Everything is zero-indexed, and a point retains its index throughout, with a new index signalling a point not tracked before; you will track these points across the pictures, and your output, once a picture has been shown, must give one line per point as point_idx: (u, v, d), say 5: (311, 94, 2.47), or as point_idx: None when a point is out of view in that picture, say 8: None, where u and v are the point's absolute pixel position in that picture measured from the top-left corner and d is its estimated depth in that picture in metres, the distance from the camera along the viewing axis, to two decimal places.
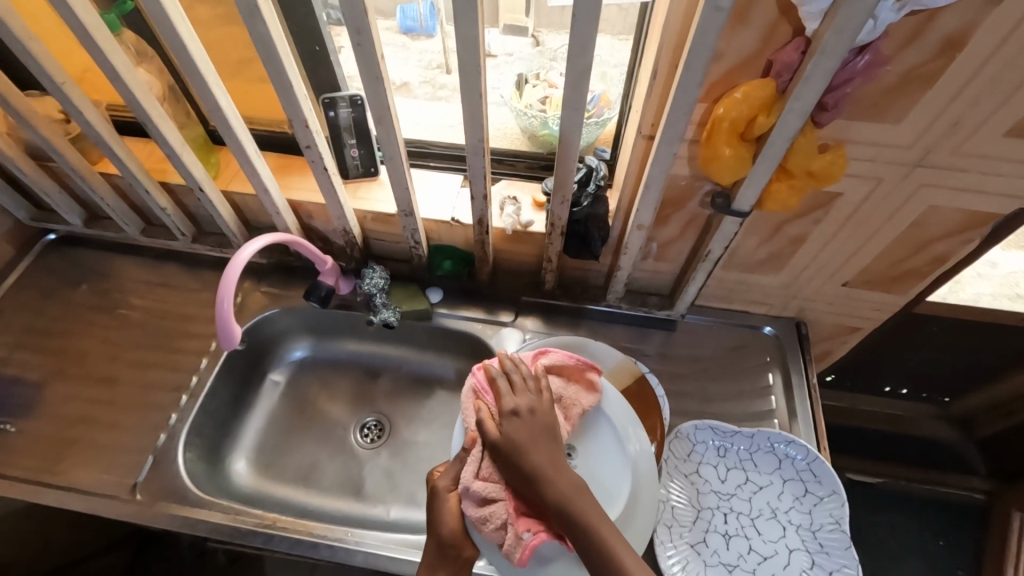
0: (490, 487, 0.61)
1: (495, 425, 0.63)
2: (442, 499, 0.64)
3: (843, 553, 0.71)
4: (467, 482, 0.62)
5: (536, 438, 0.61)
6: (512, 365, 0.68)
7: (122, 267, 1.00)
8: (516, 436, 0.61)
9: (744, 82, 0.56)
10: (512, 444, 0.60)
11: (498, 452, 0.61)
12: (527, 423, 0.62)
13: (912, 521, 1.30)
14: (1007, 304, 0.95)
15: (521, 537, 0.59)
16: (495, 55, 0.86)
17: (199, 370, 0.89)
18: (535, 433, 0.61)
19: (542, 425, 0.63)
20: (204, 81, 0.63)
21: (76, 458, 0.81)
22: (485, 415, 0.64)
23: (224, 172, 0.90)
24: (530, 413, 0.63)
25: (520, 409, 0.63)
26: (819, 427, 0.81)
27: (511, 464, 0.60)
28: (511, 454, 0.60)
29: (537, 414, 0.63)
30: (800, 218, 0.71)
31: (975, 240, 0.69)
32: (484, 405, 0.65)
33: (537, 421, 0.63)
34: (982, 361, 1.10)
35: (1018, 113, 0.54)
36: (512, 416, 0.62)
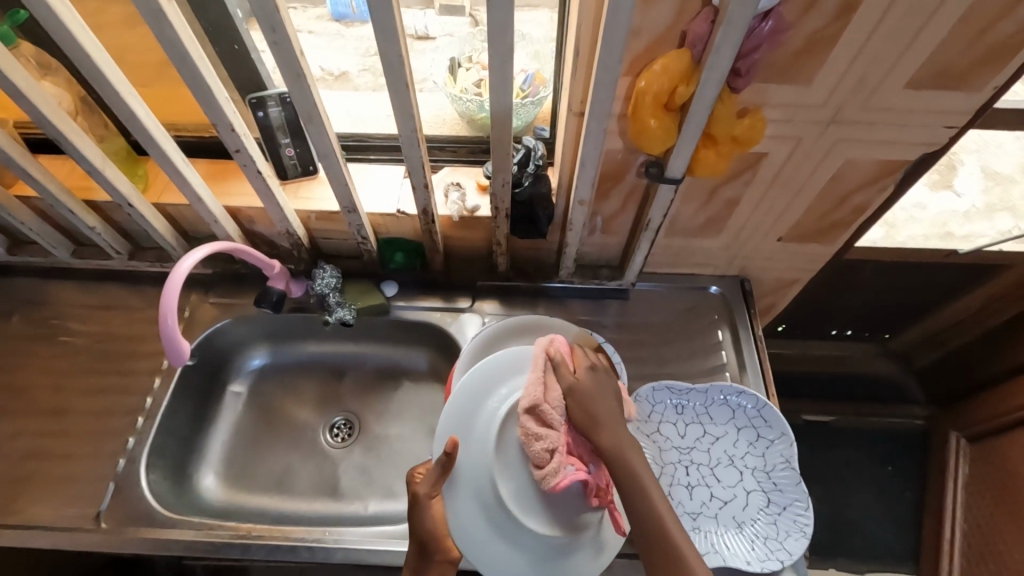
0: (555, 413, 0.65)
1: (570, 371, 0.67)
2: (424, 506, 0.68)
3: (794, 488, 0.76)
4: (536, 396, 0.66)
5: (605, 392, 0.67)
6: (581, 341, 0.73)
7: (55, 292, 0.94)
8: (591, 386, 0.67)
9: (663, 54, 0.58)
10: (585, 389, 0.66)
11: (570, 394, 0.66)
12: (599, 379, 0.68)
13: (865, 452, 1.40)
14: (938, 243, 0.99)
15: (565, 468, 0.64)
16: (434, 38, 0.86)
17: (153, 392, 0.86)
18: (605, 387, 0.67)
19: (612, 388, 0.68)
20: (115, 92, 0.60)
21: (34, 493, 0.78)
22: (563, 361, 0.67)
23: (154, 184, 0.86)
24: (603, 372, 0.69)
25: (595, 368, 0.68)
26: (766, 375, 0.86)
27: (580, 405, 0.65)
28: (581, 394, 0.66)
29: (609, 378, 0.69)
30: (732, 181, 0.74)
31: (889, 187, 0.74)
32: (562, 355, 0.69)
33: (607, 380, 0.68)
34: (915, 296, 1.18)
35: (914, 66, 0.58)
36: (589, 371, 0.68)
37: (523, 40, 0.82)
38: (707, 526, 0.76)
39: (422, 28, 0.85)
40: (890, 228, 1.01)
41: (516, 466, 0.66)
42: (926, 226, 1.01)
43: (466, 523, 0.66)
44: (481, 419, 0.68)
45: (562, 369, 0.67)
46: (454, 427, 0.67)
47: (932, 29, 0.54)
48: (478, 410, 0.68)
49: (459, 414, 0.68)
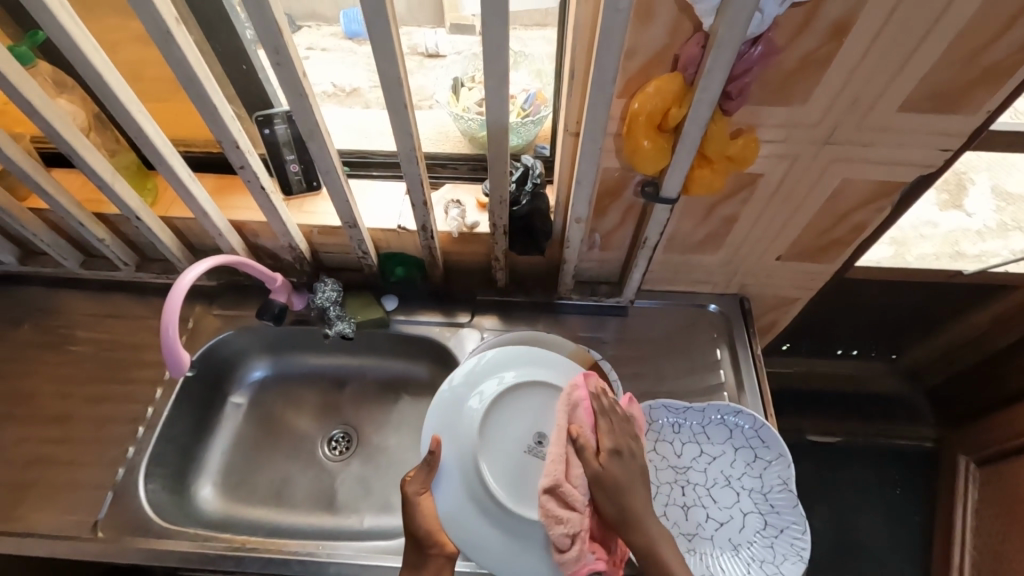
0: (578, 496, 0.63)
1: (597, 459, 0.63)
2: (414, 504, 0.67)
3: (792, 510, 0.75)
4: (559, 479, 0.63)
5: (634, 481, 0.63)
6: (611, 403, 0.68)
7: (64, 302, 0.96)
8: (620, 477, 0.63)
9: (656, 76, 0.59)
10: (613, 482, 0.62)
11: (596, 484, 0.62)
12: (627, 463, 0.64)
13: (870, 474, 1.38)
14: (947, 262, 0.99)
15: (585, 555, 0.62)
16: (445, 55, 0.87)
17: (154, 401, 0.87)
18: (633, 477, 0.63)
19: (640, 470, 0.65)
20: (125, 109, 0.62)
21: (34, 501, 0.79)
22: (587, 445, 0.64)
23: (162, 198, 0.89)
24: (631, 455, 0.65)
25: (622, 451, 0.64)
26: (765, 395, 0.85)
27: (606, 497, 0.62)
28: (608, 484, 0.62)
29: (638, 459, 0.65)
30: (729, 199, 0.75)
31: (887, 208, 0.74)
32: (586, 433, 0.65)
33: (635, 464, 0.64)
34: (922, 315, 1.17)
35: (906, 89, 0.58)
36: (615, 456, 0.64)
37: (526, 60, 0.84)
38: (703, 548, 0.75)
39: (435, 46, 0.85)
40: (899, 247, 1.00)
41: (500, 454, 0.69)
42: (936, 244, 1.00)
43: (458, 517, 0.68)
44: (463, 419, 0.71)
45: (586, 456, 0.63)
46: (439, 426, 0.71)
47: (923, 53, 0.55)
48: (462, 406, 0.72)
49: (444, 414, 0.72)
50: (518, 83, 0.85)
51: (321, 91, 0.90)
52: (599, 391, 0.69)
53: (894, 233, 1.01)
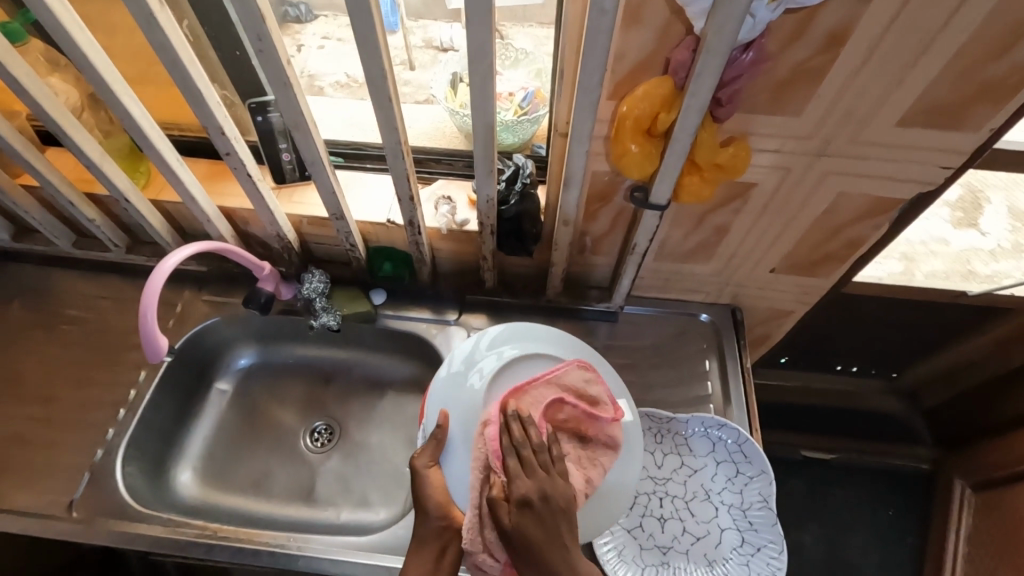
0: (489, 563, 0.60)
1: (508, 512, 0.58)
2: (423, 476, 0.65)
3: (770, 529, 0.73)
4: (470, 549, 0.60)
5: (550, 532, 0.57)
6: (522, 438, 0.61)
7: (55, 281, 0.97)
8: (531, 534, 0.57)
9: (647, 79, 0.57)
10: (524, 540, 0.57)
11: (509, 543, 0.57)
12: (541, 513, 0.58)
13: (862, 493, 1.36)
14: (959, 282, 0.95)
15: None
16: (457, 48, 0.86)
17: (138, 384, 0.87)
18: (551, 527, 0.57)
19: (556, 509, 0.58)
20: (110, 90, 0.62)
21: (12, 477, 0.79)
22: (496, 497, 0.59)
23: (154, 182, 0.89)
24: (545, 500, 0.58)
25: (532, 497, 0.58)
26: (751, 410, 0.84)
27: (522, 558, 0.57)
28: (520, 544, 0.57)
29: (551, 500, 0.58)
30: (721, 209, 0.73)
31: (883, 225, 0.72)
32: (496, 481, 0.60)
33: (551, 511, 0.58)
34: (924, 335, 1.13)
35: (904, 103, 0.56)
36: (525, 506, 0.58)
37: (526, 58, 0.83)
38: (676, 562, 0.74)
39: (447, 39, 0.86)
40: (909, 263, 0.98)
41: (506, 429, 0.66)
42: (947, 262, 0.97)
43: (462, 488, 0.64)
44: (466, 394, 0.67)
45: (495, 513, 0.58)
46: (443, 400, 0.68)
47: (923, 67, 0.53)
48: (468, 374, 0.69)
49: (449, 384, 0.69)
50: (517, 81, 0.83)
51: (333, 81, 0.91)
52: (509, 425, 0.62)
53: (904, 249, 0.99)
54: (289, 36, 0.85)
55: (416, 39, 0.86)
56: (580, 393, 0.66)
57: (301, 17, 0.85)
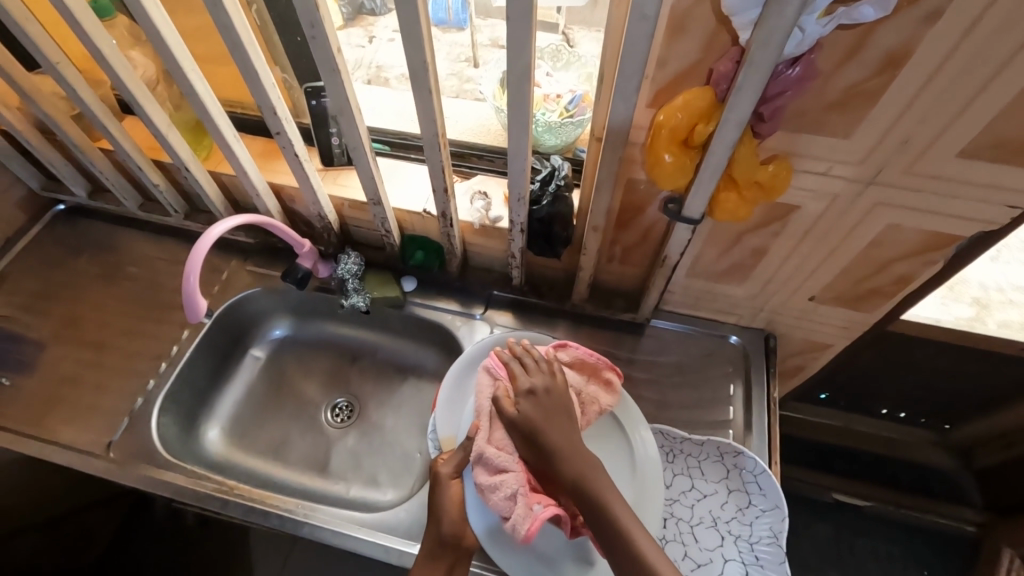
0: (503, 456, 0.61)
1: (513, 404, 0.62)
2: (445, 486, 0.67)
3: (776, 567, 0.70)
4: (480, 447, 0.63)
5: (554, 417, 0.61)
6: (524, 351, 0.67)
7: (121, 239, 1.05)
8: (534, 415, 0.61)
9: (688, 89, 0.56)
10: (529, 423, 0.60)
11: (516, 429, 0.61)
12: (544, 402, 0.62)
13: (896, 548, 1.27)
14: None
15: (531, 508, 0.59)
16: None
17: (180, 341, 0.94)
18: (552, 413, 0.61)
19: (558, 404, 0.62)
20: (178, 66, 0.66)
21: (62, 412, 0.86)
22: (501, 394, 0.63)
23: (214, 155, 0.95)
24: (547, 394, 0.63)
25: (536, 389, 0.63)
26: (772, 441, 0.80)
27: (527, 442, 0.60)
28: (524, 426, 0.60)
29: (553, 394, 0.63)
30: (760, 230, 0.71)
31: (938, 262, 0.67)
32: (501, 386, 0.65)
33: (554, 402, 0.62)
34: (986, 389, 1.03)
35: (967, 135, 0.52)
36: (530, 396, 0.62)
37: (578, 61, 0.83)
38: None
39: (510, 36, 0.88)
40: (980, 308, 0.90)
41: None
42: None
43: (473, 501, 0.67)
44: None
45: (500, 407, 0.62)
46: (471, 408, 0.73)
47: (991, 97, 0.49)
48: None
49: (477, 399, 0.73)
50: (567, 83, 0.82)
51: (398, 74, 0.94)
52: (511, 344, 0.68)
53: (976, 293, 0.91)
54: (363, 27, 0.92)
55: (483, 38, 0.89)
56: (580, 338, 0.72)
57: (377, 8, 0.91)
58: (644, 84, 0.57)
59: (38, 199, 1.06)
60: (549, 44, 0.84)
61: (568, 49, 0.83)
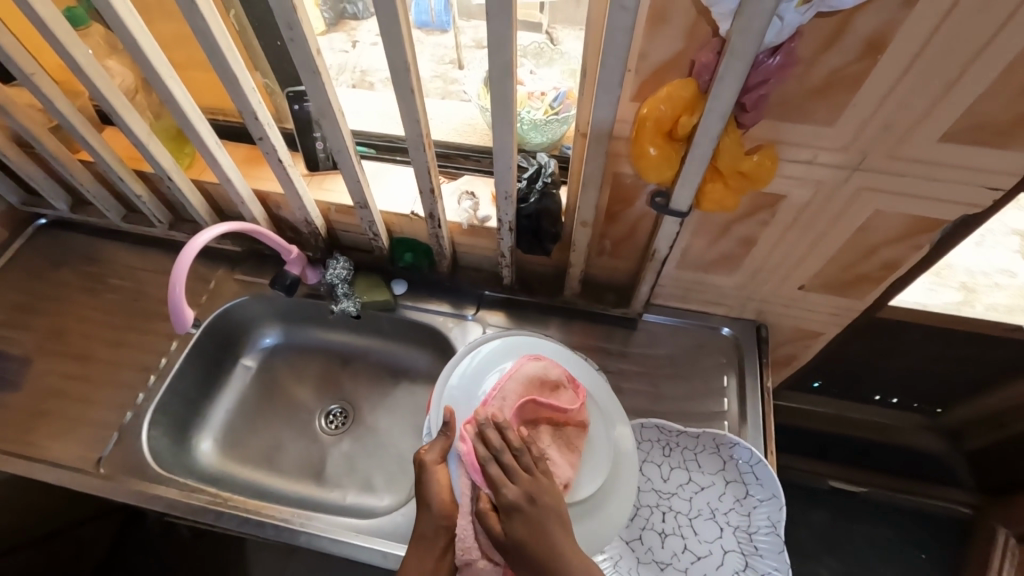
0: (491, 569, 0.61)
1: (498, 520, 0.60)
2: (430, 472, 0.66)
3: (776, 556, 0.70)
4: (469, 558, 0.61)
5: (542, 529, 0.58)
6: (499, 444, 0.64)
7: (105, 251, 1.03)
8: (521, 535, 0.58)
9: (671, 81, 0.56)
10: (517, 543, 0.58)
11: (504, 549, 0.58)
12: (530, 515, 0.59)
13: (894, 534, 1.27)
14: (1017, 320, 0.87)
15: None
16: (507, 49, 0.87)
17: (168, 353, 0.92)
18: (541, 526, 0.58)
19: (545, 510, 0.59)
20: (157, 73, 0.65)
21: (48, 430, 0.85)
22: (484, 508, 0.61)
23: (197, 163, 0.94)
24: (532, 503, 0.59)
25: (518, 501, 0.59)
26: (767, 431, 0.80)
27: (518, 565, 0.57)
28: (514, 548, 0.58)
29: (538, 501, 0.60)
30: (746, 220, 0.71)
31: (923, 247, 0.68)
32: (483, 493, 0.62)
33: (540, 510, 0.59)
34: (976, 372, 1.04)
35: (948, 119, 0.53)
36: (514, 512, 0.59)
37: (561, 58, 0.83)
38: None
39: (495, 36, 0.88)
40: (966, 294, 0.90)
41: None
42: (1013, 297, 0.89)
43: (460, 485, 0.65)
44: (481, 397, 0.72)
45: (486, 524, 0.60)
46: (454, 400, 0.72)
47: (970, 79, 0.50)
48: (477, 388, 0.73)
49: (460, 394, 0.73)
50: (551, 80, 0.82)
51: (382, 77, 0.94)
52: (484, 435, 0.65)
53: (963, 278, 0.92)
54: (345, 31, 0.90)
55: (466, 39, 0.89)
56: (542, 383, 0.71)
57: (359, 14, 0.89)
58: (627, 77, 0.57)
59: (17, 214, 1.04)
60: (532, 41, 0.84)
61: (552, 46, 0.83)
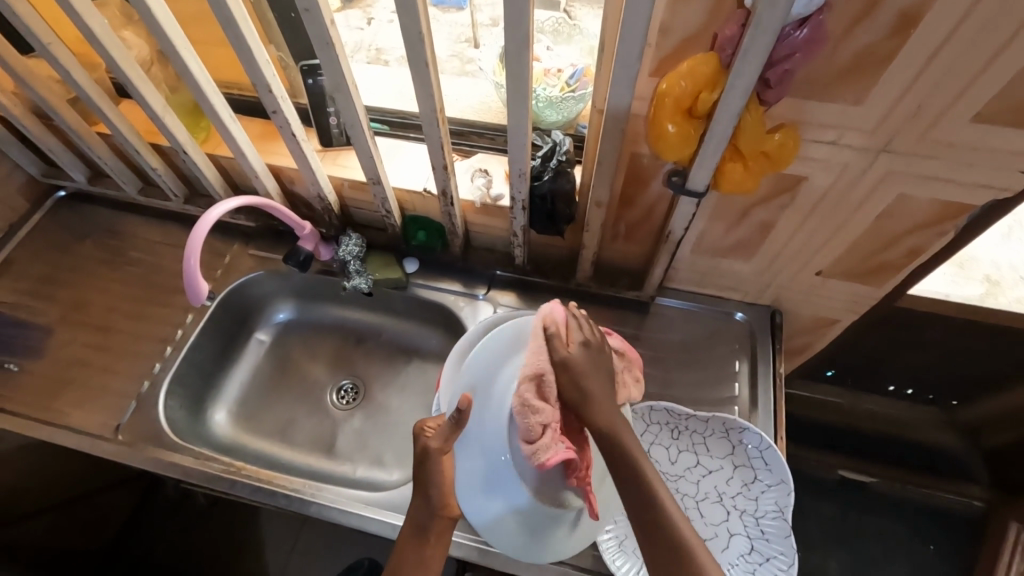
0: (553, 391, 0.63)
1: (565, 347, 0.63)
2: (434, 460, 0.65)
3: (782, 541, 0.71)
4: (540, 368, 0.63)
5: (598, 372, 0.62)
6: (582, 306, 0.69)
7: (123, 225, 1.04)
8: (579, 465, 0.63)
9: (692, 56, 0.55)
10: (580, 369, 0.62)
11: (564, 369, 0.62)
12: (592, 358, 0.63)
13: (903, 526, 1.25)
14: None
15: (557, 445, 0.62)
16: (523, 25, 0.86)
17: (184, 325, 0.94)
18: (602, 372, 0.63)
19: (605, 369, 0.64)
20: (171, 44, 0.65)
21: (69, 396, 0.87)
22: (555, 334, 0.63)
23: (212, 137, 0.94)
24: (598, 353, 0.64)
25: (588, 348, 0.64)
26: (778, 417, 0.80)
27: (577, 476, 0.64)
28: (574, 370, 0.62)
29: (604, 356, 0.64)
30: (765, 203, 0.69)
31: (949, 233, 0.66)
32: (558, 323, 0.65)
33: (602, 363, 0.64)
34: (997, 365, 1.02)
35: (984, 98, 0.51)
36: (583, 348, 0.63)
37: (579, 35, 0.81)
38: None
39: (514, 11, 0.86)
40: (992, 287, 0.88)
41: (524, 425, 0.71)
42: None
43: (470, 480, 0.69)
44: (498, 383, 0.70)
45: (554, 343, 0.63)
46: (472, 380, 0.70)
47: (1009, 56, 0.47)
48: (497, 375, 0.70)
49: (480, 374, 0.70)
50: (568, 57, 0.80)
51: (398, 56, 0.92)
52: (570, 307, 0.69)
53: (988, 270, 0.89)
54: (361, 8, 0.90)
55: (484, 17, 0.88)
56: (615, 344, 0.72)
57: None
58: (647, 52, 0.56)
59: (39, 186, 1.06)
60: (550, 17, 0.81)
61: (570, 23, 0.81)
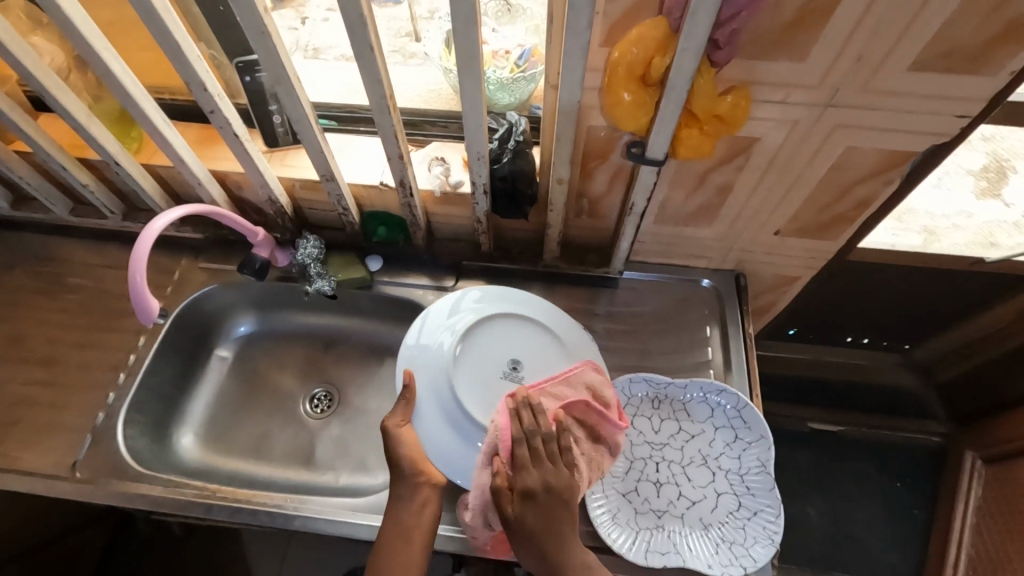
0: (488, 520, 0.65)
1: (510, 502, 0.60)
2: (393, 434, 0.68)
3: (767, 494, 0.73)
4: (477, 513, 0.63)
5: (550, 520, 0.59)
6: (533, 425, 0.62)
7: (55, 251, 0.97)
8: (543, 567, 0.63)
9: (640, 22, 0.55)
10: (525, 527, 0.59)
11: (511, 526, 0.60)
12: (542, 503, 0.59)
13: (874, 467, 1.31)
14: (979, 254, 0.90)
15: (486, 546, 0.69)
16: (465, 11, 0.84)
17: (137, 349, 0.88)
18: (553, 517, 0.59)
19: (559, 508, 0.60)
20: (89, 46, 0.60)
21: (15, 438, 0.81)
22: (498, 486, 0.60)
23: (146, 147, 0.88)
24: (547, 494, 0.59)
25: (535, 491, 0.59)
26: (753, 375, 0.82)
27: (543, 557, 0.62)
28: (521, 533, 0.59)
29: (554, 493, 0.59)
30: (722, 166, 0.70)
31: (895, 180, 0.68)
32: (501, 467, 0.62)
33: (554, 504, 0.59)
34: (943, 305, 1.08)
35: (919, 46, 0.53)
36: (525, 498, 0.59)
37: (523, 15, 0.79)
38: (671, 525, 0.74)
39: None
40: (929, 236, 0.92)
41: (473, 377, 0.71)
42: (970, 235, 0.91)
43: (450, 455, 0.68)
44: (437, 346, 0.73)
45: (498, 501, 0.60)
46: (412, 358, 0.73)
47: (939, 3, 0.49)
48: (435, 345, 0.73)
49: (422, 348, 0.73)
50: (515, 38, 0.78)
51: (338, 54, 0.88)
52: (520, 412, 0.63)
53: (923, 222, 0.92)
54: (294, 7, 0.85)
55: (422, 9, 0.84)
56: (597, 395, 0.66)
57: None
58: (596, 21, 0.55)
59: None
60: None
61: (512, 5, 0.80)
